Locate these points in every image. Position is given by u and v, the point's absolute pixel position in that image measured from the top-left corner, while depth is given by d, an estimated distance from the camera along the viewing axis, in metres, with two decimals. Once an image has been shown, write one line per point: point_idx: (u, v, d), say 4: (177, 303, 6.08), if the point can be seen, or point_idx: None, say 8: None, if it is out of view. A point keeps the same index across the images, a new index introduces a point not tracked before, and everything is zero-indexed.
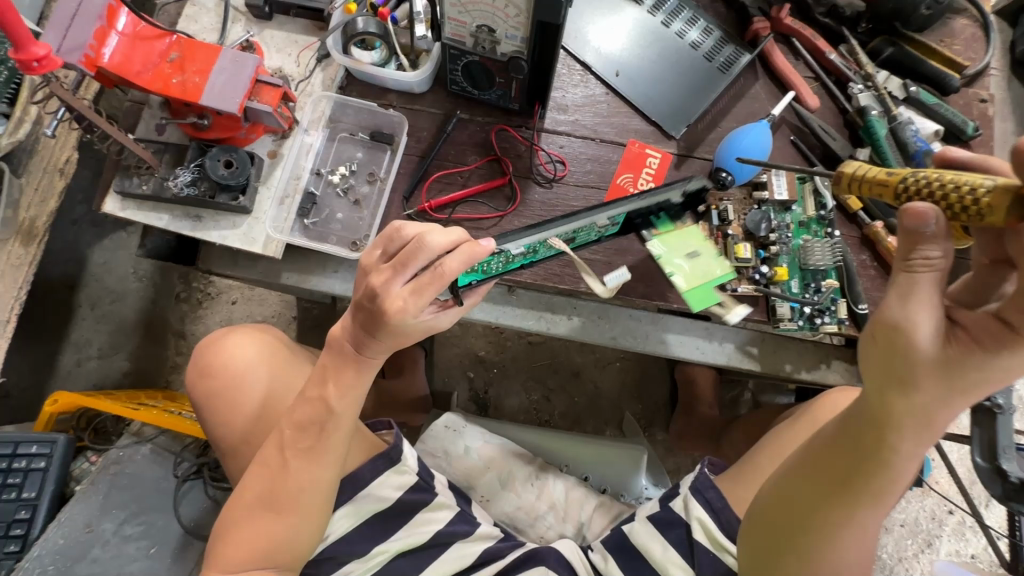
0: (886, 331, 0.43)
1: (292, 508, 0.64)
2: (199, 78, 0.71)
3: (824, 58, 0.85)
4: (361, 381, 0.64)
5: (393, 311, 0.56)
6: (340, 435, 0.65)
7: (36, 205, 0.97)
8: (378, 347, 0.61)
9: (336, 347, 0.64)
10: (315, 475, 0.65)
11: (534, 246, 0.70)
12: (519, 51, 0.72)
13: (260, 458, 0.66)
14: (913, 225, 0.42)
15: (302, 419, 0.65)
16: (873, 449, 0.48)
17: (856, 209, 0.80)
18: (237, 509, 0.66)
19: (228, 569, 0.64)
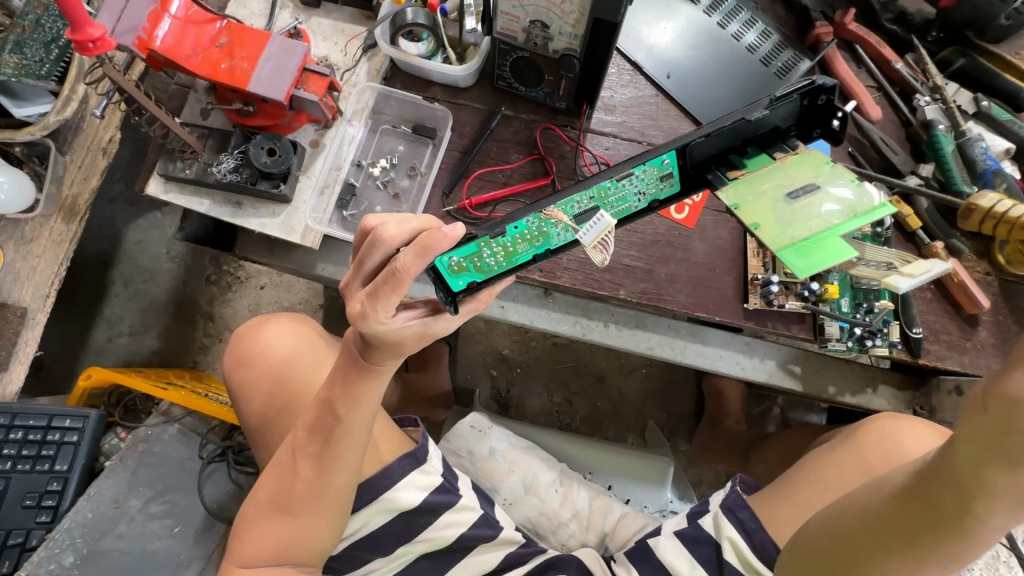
0: (1001, 403, 0.38)
1: (312, 509, 0.63)
2: (247, 64, 0.71)
3: (888, 68, 0.82)
4: (376, 388, 0.62)
5: (356, 317, 0.53)
6: (356, 440, 0.63)
7: (78, 183, 0.99)
8: (377, 355, 0.58)
9: (350, 351, 0.61)
10: (334, 478, 0.63)
11: (534, 226, 0.53)
12: (570, 48, 0.71)
13: (283, 452, 0.66)
14: None
15: (321, 420, 0.63)
16: (952, 514, 0.43)
17: (915, 227, 0.76)
18: (259, 502, 0.66)
19: (247, 562, 0.64)
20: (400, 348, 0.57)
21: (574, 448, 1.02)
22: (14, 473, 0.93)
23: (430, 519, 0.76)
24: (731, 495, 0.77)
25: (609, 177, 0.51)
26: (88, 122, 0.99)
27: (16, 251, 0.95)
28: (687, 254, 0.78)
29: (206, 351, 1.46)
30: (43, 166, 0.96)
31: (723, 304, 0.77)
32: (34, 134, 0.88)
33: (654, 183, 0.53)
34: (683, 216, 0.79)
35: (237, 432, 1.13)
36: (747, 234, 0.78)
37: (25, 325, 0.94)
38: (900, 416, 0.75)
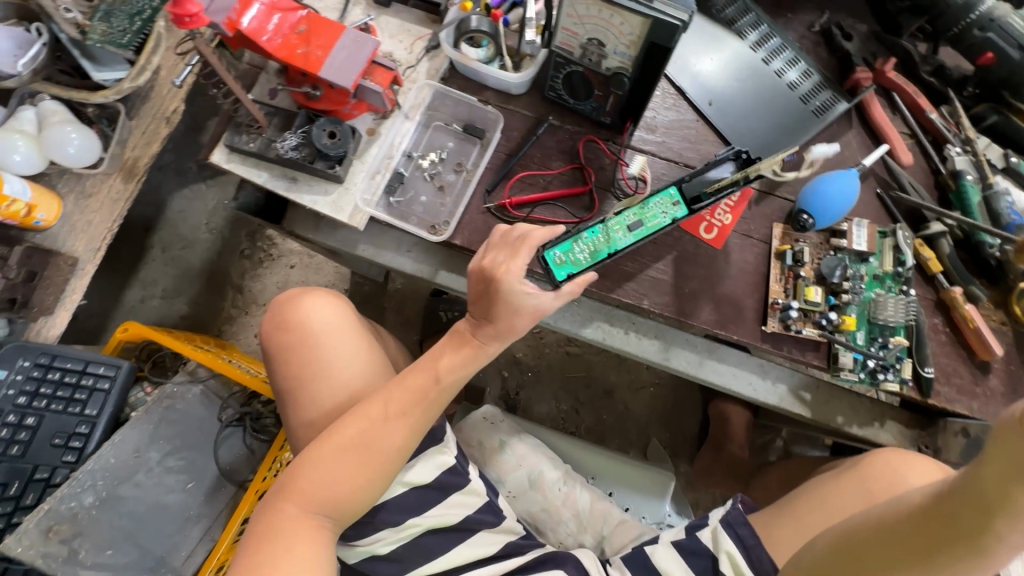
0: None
1: (379, 464, 0.67)
2: (321, 51, 0.76)
3: (922, 117, 0.85)
4: (471, 359, 0.70)
5: (501, 274, 0.65)
6: (436, 402, 0.69)
7: (140, 147, 1.05)
8: (494, 330, 0.68)
9: (459, 330, 0.71)
10: (397, 436, 0.67)
11: (604, 230, 0.78)
12: (623, 68, 0.75)
13: (360, 408, 0.68)
14: None
15: (406, 384, 0.68)
16: (973, 529, 0.48)
17: (935, 271, 0.79)
18: (322, 450, 0.66)
19: (302, 506, 0.65)
20: (514, 325, 0.67)
21: (580, 451, 1.05)
22: (48, 411, 0.97)
23: (439, 497, 0.80)
24: (731, 510, 0.79)
25: (641, 199, 0.79)
26: (156, 92, 1.05)
27: (75, 205, 1.01)
28: (711, 272, 0.81)
29: (231, 322, 1.51)
30: (110, 128, 1.03)
31: (742, 324, 0.80)
32: (108, 97, 0.95)
33: (668, 207, 0.79)
34: (711, 237, 0.82)
35: (256, 399, 1.16)
36: (772, 260, 0.81)
37: (74, 274, 0.99)
38: (909, 453, 0.76)
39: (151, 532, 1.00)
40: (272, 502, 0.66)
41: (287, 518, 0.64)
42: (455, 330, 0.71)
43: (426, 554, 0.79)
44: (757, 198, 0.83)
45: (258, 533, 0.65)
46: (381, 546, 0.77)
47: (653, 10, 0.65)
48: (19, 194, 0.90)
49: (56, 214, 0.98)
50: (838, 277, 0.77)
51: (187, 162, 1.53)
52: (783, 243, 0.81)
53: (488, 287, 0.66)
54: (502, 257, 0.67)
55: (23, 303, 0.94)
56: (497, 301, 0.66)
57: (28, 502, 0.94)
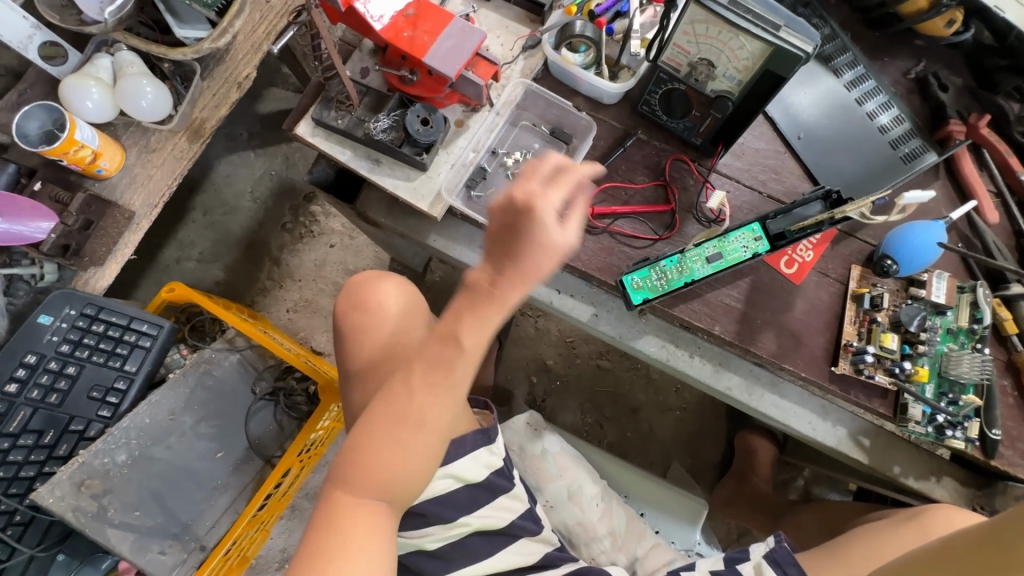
0: None
1: (420, 443, 0.55)
2: (428, 37, 0.76)
3: (1012, 177, 0.85)
4: (495, 313, 0.49)
5: (538, 201, 0.46)
6: (465, 372, 0.52)
7: (210, 108, 0.97)
8: (521, 269, 0.47)
9: (473, 275, 0.48)
10: (433, 412, 0.54)
11: (681, 260, 0.79)
12: (729, 92, 0.76)
13: (388, 386, 0.56)
14: None
15: (428, 356, 0.52)
16: (996, 560, 0.53)
17: (1011, 332, 0.79)
18: (360, 436, 0.56)
19: (357, 495, 0.57)
20: (546, 258, 0.47)
21: (617, 468, 1.04)
22: (88, 362, 0.92)
23: (487, 498, 0.79)
24: (778, 549, 0.78)
25: (722, 232, 0.79)
26: (231, 54, 0.97)
27: (137, 157, 0.94)
28: (786, 306, 0.81)
29: (265, 293, 1.49)
30: (183, 86, 0.96)
31: (812, 362, 0.79)
32: (186, 56, 0.88)
33: (751, 242, 0.79)
34: (791, 271, 0.81)
35: (291, 375, 1.16)
36: (848, 302, 0.80)
37: (129, 228, 0.92)
38: (967, 513, 0.76)
39: (179, 495, 1.01)
40: (325, 496, 0.58)
41: (343, 507, 0.57)
42: (464, 282, 0.49)
43: (471, 555, 0.80)
44: (838, 239, 0.83)
45: (309, 529, 0.57)
46: (429, 541, 0.78)
47: (779, 39, 0.65)
48: (88, 141, 0.84)
49: (119, 164, 0.92)
50: (917, 326, 0.77)
51: (239, 128, 1.51)
52: (862, 286, 0.81)
53: (515, 219, 0.46)
54: (536, 182, 0.47)
55: (75, 251, 0.88)
56: (528, 235, 0.46)
57: (61, 453, 0.90)
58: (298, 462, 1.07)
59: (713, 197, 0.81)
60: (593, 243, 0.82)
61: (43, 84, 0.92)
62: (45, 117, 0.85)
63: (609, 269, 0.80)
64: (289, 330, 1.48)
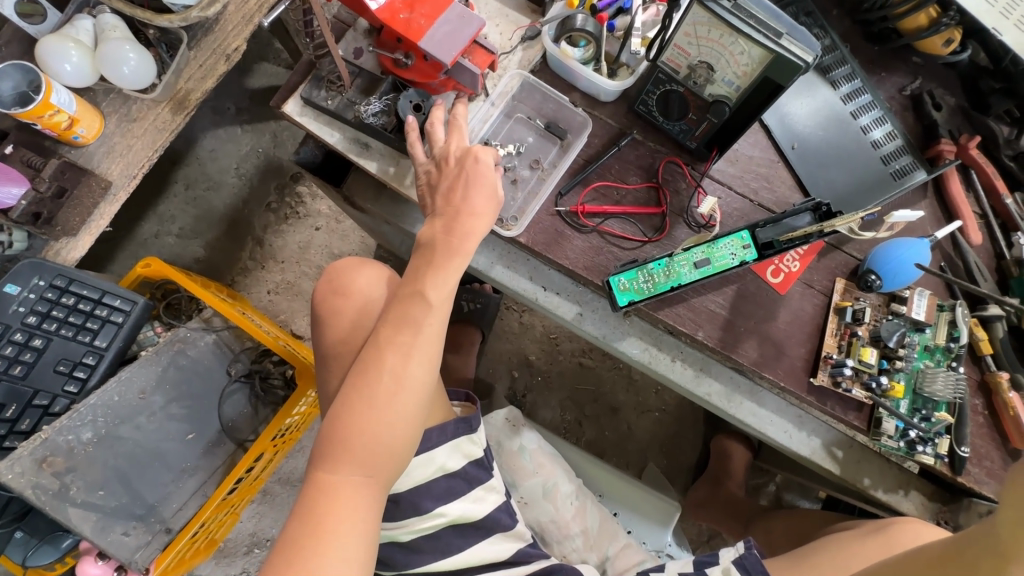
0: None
1: (404, 403, 0.65)
2: (424, 21, 0.73)
3: (997, 200, 0.86)
4: (455, 271, 0.69)
5: (474, 150, 0.70)
6: (436, 325, 0.68)
7: (195, 79, 0.93)
8: (466, 222, 0.69)
9: (434, 244, 0.69)
10: (418, 368, 0.66)
11: (669, 264, 0.79)
12: (726, 97, 0.75)
13: (376, 353, 0.66)
14: None
15: (402, 314, 0.67)
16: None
17: (985, 352, 0.80)
18: (350, 405, 0.64)
19: (345, 469, 0.62)
20: (484, 214, 0.70)
21: (593, 467, 1.04)
22: (55, 336, 0.89)
23: (463, 489, 0.80)
24: (747, 555, 0.79)
25: (711, 238, 0.79)
26: (221, 25, 0.94)
27: (117, 126, 0.90)
28: (770, 315, 0.81)
29: (246, 274, 1.46)
30: (169, 55, 0.93)
31: (792, 373, 0.80)
32: (173, 23, 0.84)
33: (740, 250, 0.79)
34: (777, 281, 0.82)
35: (268, 358, 1.14)
36: (831, 314, 0.81)
37: (105, 199, 0.89)
38: (933, 529, 0.77)
39: (148, 475, 0.99)
40: (311, 479, 0.63)
41: (332, 486, 0.61)
42: (424, 243, 0.69)
43: (442, 547, 0.80)
44: (824, 251, 0.83)
45: (303, 513, 0.60)
46: (403, 533, 0.79)
47: (780, 47, 0.64)
48: (65, 105, 0.81)
49: (97, 132, 0.88)
50: (896, 342, 0.78)
51: (226, 102, 1.47)
52: (845, 299, 0.81)
53: (460, 168, 0.70)
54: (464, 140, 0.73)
55: (47, 219, 0.84)
56: (471, 184, 0.70)
57: (23, 428, 0.86)
58: (272, 446, 1.06)
59: (706, 202, 0.81)
60: (581, 242, 0.81)
61: (18, 43, 0.87)
62: (19, 77, 0.81)
63: (595, 270, 0.80)
64: (269, 312, 1.46)
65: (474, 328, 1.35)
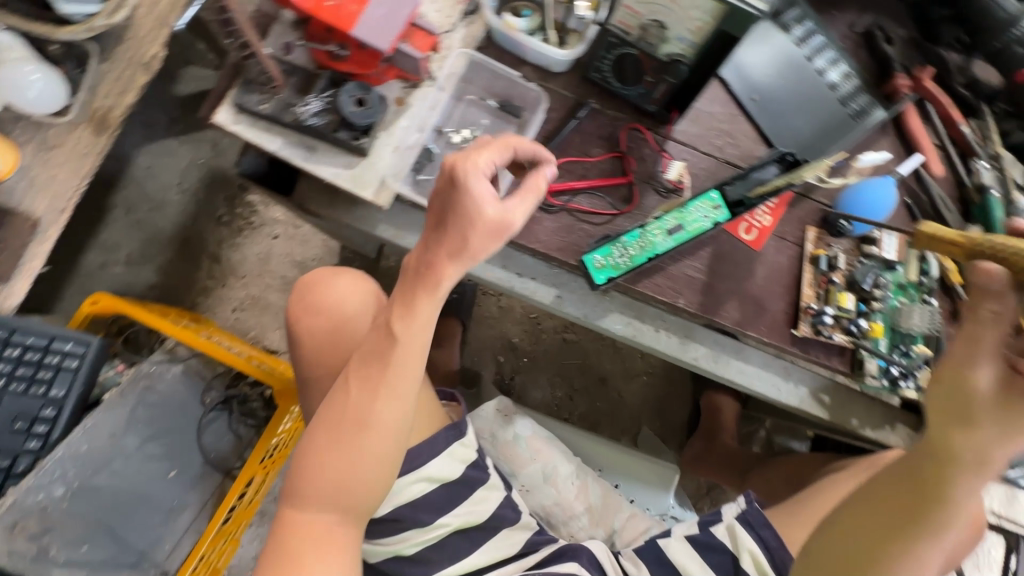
0: (951, 373, 0.52)
1: (368, 443, 0.61)
2: (355, 5, 0.68)
3: (953, 129, 0.86)
4: (423, 301, 0.59)
5: (459, 163, 0.57)
6: (405, 362, 0.60)
7: (114, 95, 0.85)
8: (438, 245, 0.57)
9: (405, 269, 0.60)
10: (386, 408, 0.61)
11: (643, 235, 0.77)
12: (682, 55, 0.74)
13: (341, 387, 0.62)
14: (983, 281, 0.51)
15: (370, 347, 0.62)
16: (932, 485, 0.56)
17: (955, 282, 0.81)
18: (318, 442, 0.62)
19: (307, 506, 0.63)
20: (467, 238, 0.57)
21: (590, 444, 1.04)
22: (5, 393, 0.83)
23: (466, 492, 0.81)
24: (748, 509, 0.80)
25: (682, 203, 0.78)
26: (133, 31, 0.85)
27: (35, 156, 0.82)
28: (747, 274, 0.81)
29: (207, 294, 1.39)
30: (78, 71, 0.83)
31: (774, 326, 0.80)
32: (78, 36, 0.75)
33: (710, 211, 0.78)
34: (751, 238, 0.81)
35: (242, 381, 1.09)
36: (805, 264, 0.81)
37: (35, 238, 0.81)
38: None
39: (133, 521, 0.94)
40: (280, 512, 0.64)
41: (294, 523, 0.63)
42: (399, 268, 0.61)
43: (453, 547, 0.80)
44: (795, 201, 0.82)
45: (275, 550, 0.62)
46: (407, 546, 0.79)
47: None
48: None
49: (13, 166, 0.79)
50: (869, 283, 0.79)
51: (157, 114, 1.37)
52: (818, 248, 0.81)
53: (442, 182, 0.58)
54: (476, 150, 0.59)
55: None
56: (450, 207, 0.57)
57: None
58: (261, 469, 1.03)
59: (672, 167, 0.81)
60: (551, 222, 0.78)
61: None
62: None
63: (568, 250, 0.78)
64: (237, 330, 1.39)
65: (454, 319, 1.32)
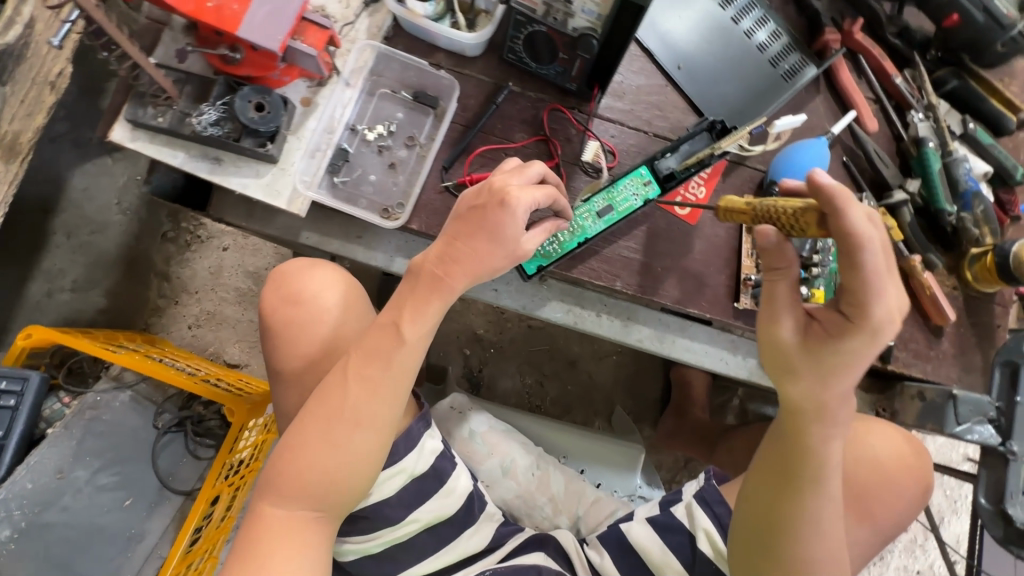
0: (763, 333, 0.52)
1: (359, 442, 0.64)
2: (238, 5, 0.64)
3: (886, 81, 0.84)
4: (434, 310, 0.64)
5: (507, 193, 0.62)
6: (408, 364, 0.65)
7: (19, 118, 0.80)
8: (459, 257, 0.63)
9: (420, 273, 0.64)
10: (382, 408, 0.64)
11: (572, 220, 0.75)
12: (592, 29, 0.69)
13: (336, 380, 0.65)
14: (762, 242, 0.49)
15: (371, 345, 0.64)
16: (794, 443, 0.54)
17: (897, 239, 0.79)
18: (307, 433, 0.63)
19: (284, 501, 0.63)
20: (487, 255, 0.63)
21: (552, 432, 1.03)
22: None
23: (436, 485, 0.79)
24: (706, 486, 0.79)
25: (609, 182, 0.75)
26: (32, 48, 0.81)
27: None
28: (685, 249, 0.79)
29: (160, 314, 1.35)
30: None
31: (715, 301, 0.78)
32: None
33: (641, 188, 0.75)
34: (686, 212, 0.79)
35: (196, 402, 1.05)
36: (744, 235, 0.79)
37: None
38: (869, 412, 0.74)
39: (91, 556, 0.93)
40: (256, 503, 0.64)
41: (267, 517, 0.63)
42: (411, 271, 0.65)
43: (409, 552, 0.79)
44: (728, 169, 0.81)
45: (242, 545, 0.62)
46: (375, 545, 0.78)
47: None
48: None
49: None
50: (808, 249, 0.78)
51: (87, 131, 1.31)
52: None
53: (486, 203, 0.63)
54: (512, 177, 0.65)
55: None
56: (485, 228, 0.62)
57: None
58: (225, 487, 1.01)
59: (586, 149, 0.78)
60: None
61: None
62: None
63: None
64: (195, 347, 1.36)
65: None
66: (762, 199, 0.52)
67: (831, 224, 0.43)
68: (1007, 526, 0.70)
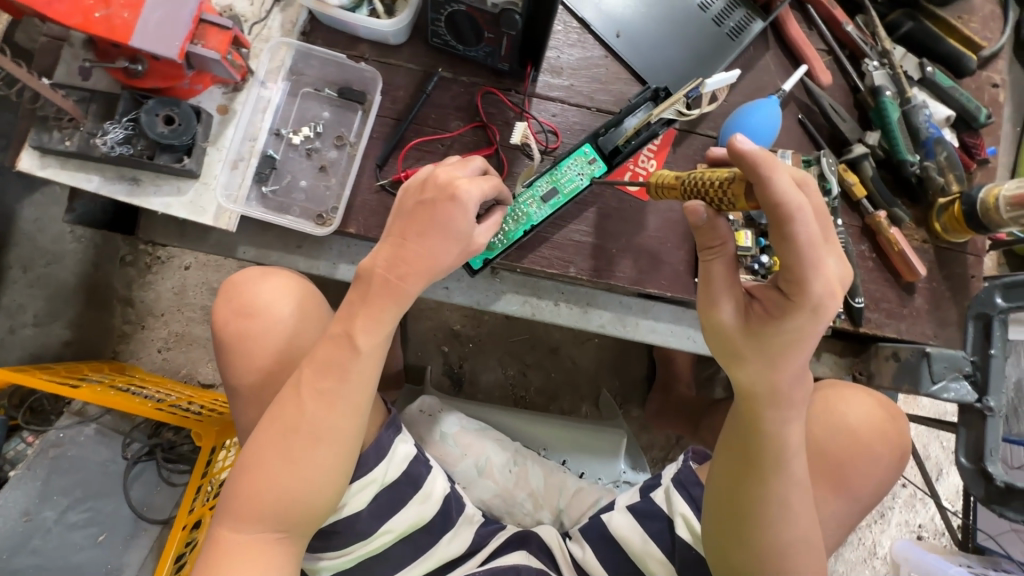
0: (705, 319, 0.54)
1: (321, 457, 0.61)
2: (128, 12, 0.59)
3: (838, 29, 0.79)
4: (387, 317, 0.61)
5: (456, 186, 0.59)
6: (366, 375, 0.62)
7: None
8: (409, 257, 0.59)
9: (371, 279, 0.60)
10: (342, 420, 0.61)
11: (515, 208, 0.71)
12: (512, 3, 0.61)
13: (289, 395, 0.61)
14: (694, 219, 0.51)
15: (325, 357, 0.61)
16: (751, 426, 0.54)
17: (860, 196, 0.76)
18: (263, 454, 0.60)
19: (243, 528, 0.60)
20: (438, 250, 0.60)
21: (530, 425, 1.01)
22: None
23: (410, 491, 0.76)
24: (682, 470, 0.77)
25: (552, 164, 0.71)
26: None
27: None
28: (638, 228, 0.75)
29: (127, 340, 1.30)
30: None
31: (675, 278, 0.75)
32: None
33: (587, 167, 0.72)
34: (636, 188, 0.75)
35: (164, 428, 1.00)
36: None
37: None
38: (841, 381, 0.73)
39: None
40: (213, 532, 0.61)
41: (226, 544, 0.60)
42: (359, 277, 0.61)
43: (384, 565, 0.77)
44: (678, 139, 0.77)
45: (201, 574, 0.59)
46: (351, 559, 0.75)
47: None
48: None
49: None
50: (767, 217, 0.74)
51: None
52: None
53: (432, 198, 0.59)
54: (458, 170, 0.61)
55: None
56: (435, 225, 0.59)
57: None
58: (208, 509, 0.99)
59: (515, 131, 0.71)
60: None
61: None
62: None
63: None
64: (167, 371, 1.33)
65: None
66: (690, 172, 0.54)
67: (758, 191, 0.44)
68: (988, 484, 0.68)
